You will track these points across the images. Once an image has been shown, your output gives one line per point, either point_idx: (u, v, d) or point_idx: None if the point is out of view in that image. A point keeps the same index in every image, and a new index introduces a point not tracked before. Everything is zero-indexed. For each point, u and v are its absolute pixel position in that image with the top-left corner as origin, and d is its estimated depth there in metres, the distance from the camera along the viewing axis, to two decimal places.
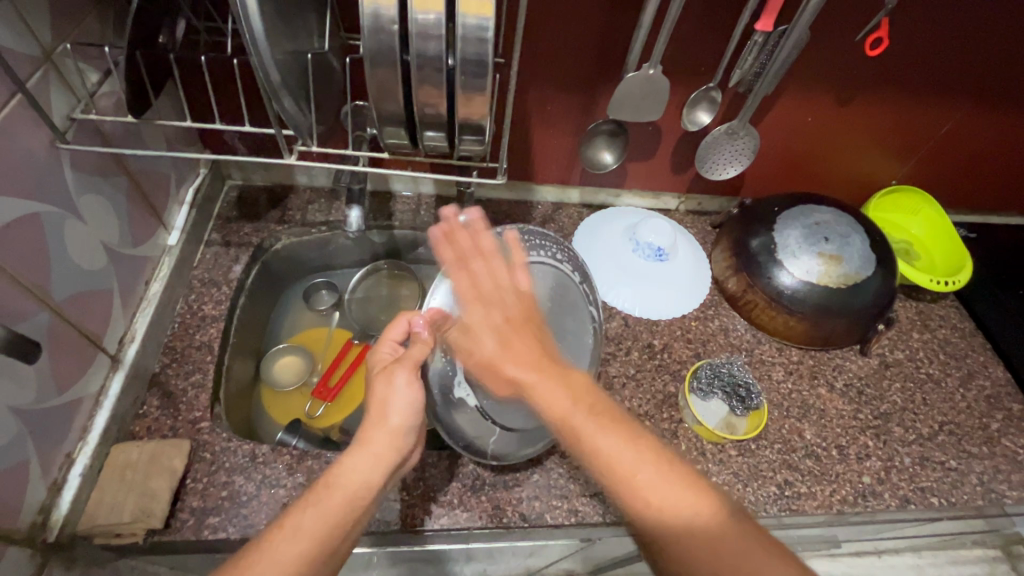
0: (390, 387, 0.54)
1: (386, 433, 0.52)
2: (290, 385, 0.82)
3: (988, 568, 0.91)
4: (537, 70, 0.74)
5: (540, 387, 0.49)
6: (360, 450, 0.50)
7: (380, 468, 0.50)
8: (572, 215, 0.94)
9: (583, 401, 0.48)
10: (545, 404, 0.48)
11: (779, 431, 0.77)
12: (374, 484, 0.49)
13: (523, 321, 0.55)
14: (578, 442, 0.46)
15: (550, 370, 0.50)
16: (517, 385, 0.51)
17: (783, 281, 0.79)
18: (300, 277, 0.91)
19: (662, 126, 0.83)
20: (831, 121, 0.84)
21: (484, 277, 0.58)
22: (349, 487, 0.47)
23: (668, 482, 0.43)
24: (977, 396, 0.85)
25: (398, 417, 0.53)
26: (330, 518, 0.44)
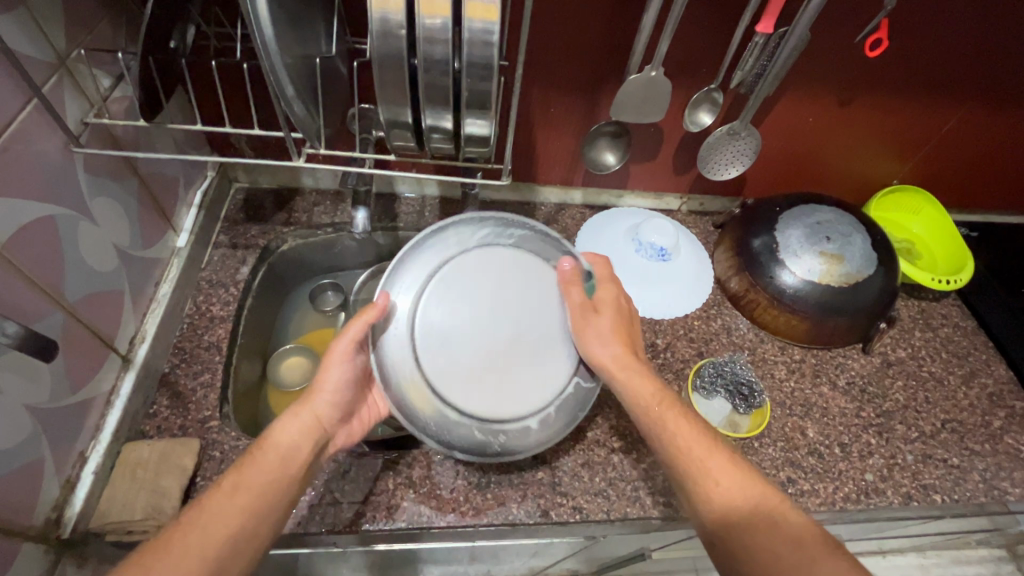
0: (328, 366, 0.56)
1: (314, 410, 0.55)
2: (296, 386, 0.82)
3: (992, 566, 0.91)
4: (540, 73, 0.75)
5: (654, 403, 0.56)
6: (291, 420, 0.54)
7: (309, 436, 0.54)
8: (575, 215, 0.95)
9: (665, 395, 0.57)
10: (632, 391, 0.57)
11: (782, 429, 0.78)
12: (302, 453, 0.52)
13: (634, 348, 0.60)
14: (667, 433, 0.54)
15: (661, 392, 0.57)
16: (630, 397, 0.57)
17: (785, 280, 0.80)
18: (307, 278, 0.92)
19: (664, 128, 0.84)
20: (831, 121, 0.85)
21: (625, 305, 0.63)
22: (277, 454, 0.51)
23: (733, 477, 0.51)
24: (979, 394, 0.85)
25: (327, 395, 0.56)
26: (257, 482, 0.49)
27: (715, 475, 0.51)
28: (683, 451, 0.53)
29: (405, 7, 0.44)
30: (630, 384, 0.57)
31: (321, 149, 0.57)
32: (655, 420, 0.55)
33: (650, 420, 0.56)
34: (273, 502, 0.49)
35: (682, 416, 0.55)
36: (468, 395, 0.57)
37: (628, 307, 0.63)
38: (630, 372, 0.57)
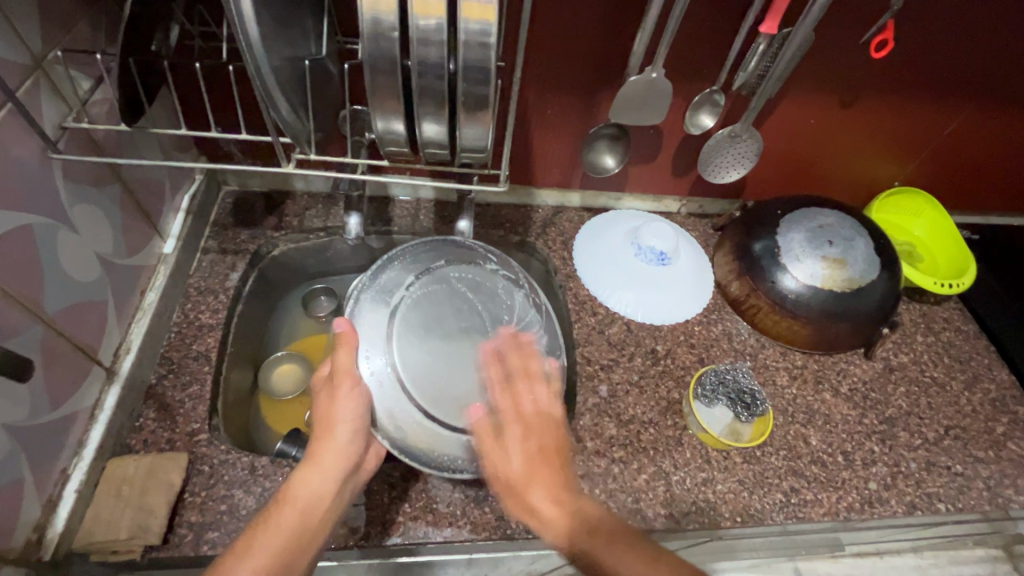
0: (335, 403, 0.57)
1: (332, 450, 0.55)
2: (289, 394, 0.80)
3: None
4: (538, 74, 0.73)
5: (558, 516, 0.51)
6: (312, 465, 0.54)
7: (332, 477, 0.54)
8: (573, 218, 0.93)
9: (585, 520, 0.50)
10: (545, 527, 0.51)
11: (784, 437, 0.77)
12: (326, 494, 0.54)
13: (556, 458, 0.56)
14: (559, 536, 0.50)
15: (569, 501, 0.52)
16: (526, 502, 0.53)
17: (787, 285, 0.79)
18: (299, 283, 0.89)
19: (664, 130, 0.82)
20: (834, 123, 0.84)
21: (536, 403, 0.59)
22: (299, 500, 0.52)
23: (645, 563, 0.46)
24: (982, 399, 0.84)
25: (343, 433, 0.56)
26: (281, 532, 0.50)
27: None
28: (586, 552, 0.48)
29: (398, 7, 0.42)
30: (535, 486, 0.53)
31: (312, 155, 0.55)
32: (553, 526, 0.51)
33: (550, 524, 0.51)
34: (301, 545, 0.51)
35: (579, 507, 0.51)
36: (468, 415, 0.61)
37: (542, 408, 0.59)
38: (525, 477, 0.54)
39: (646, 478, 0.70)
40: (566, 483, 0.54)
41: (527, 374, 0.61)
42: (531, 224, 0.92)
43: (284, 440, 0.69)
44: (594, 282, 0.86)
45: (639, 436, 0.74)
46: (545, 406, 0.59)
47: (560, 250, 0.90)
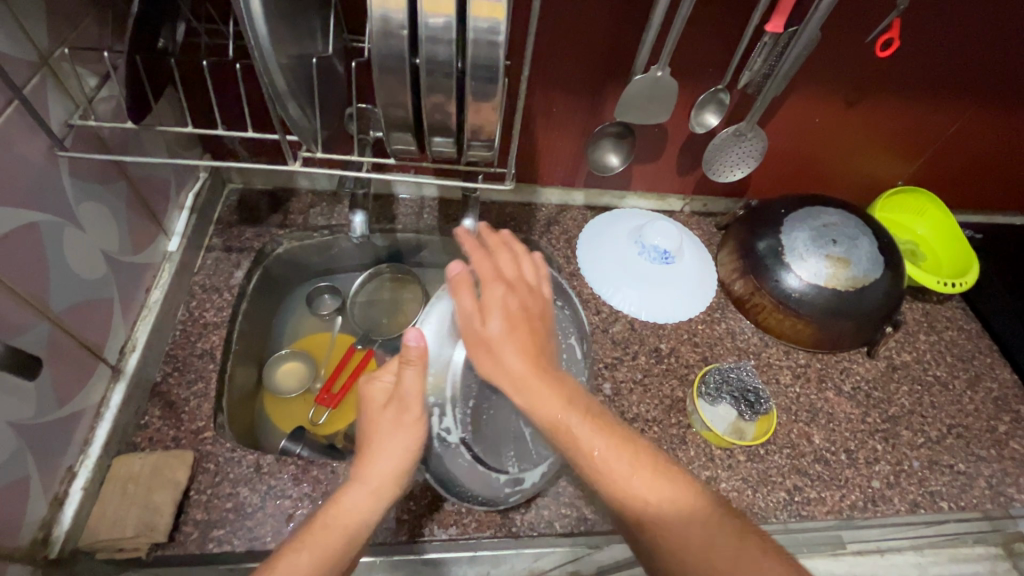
0: (398, 426, 0.53)
1: (384, 474, 0.52)
2: (293, 392, 0.81)
3: None
4: (543, 72, 0.73)
5: (530, 382, 0.49)
6: (360, 486, 0.51)
7: (376, 508, 0.50)
8: (576, 217, 0.93)
9: (575, 404, 0.49)
10: (538, 408, 0.49)
11: (787, 435, 0.77)
12: (372, 519, 0.50)
13: (529, 325, 0.54)
14: (543, 411, 0.48)
15: (542, 371, 0.50)
16: (512, 379, 0.50)
17: (790, 283, 0.79)
18: (302, 281, 0.90)
19: (668, 129, 0.82)
20: (838, 122, 0.84)
21: (506, 265, 0.58)
22: (344, 524, 0.48)
23: (645, 472, 0.45)
24: (985, 398, 0.84)
25: (398, 458, 0.52)
26: (322, 554, 0.46)
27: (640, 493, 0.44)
28: (567, 433, 0.47)
29: (407, 5, 0.42)
30: (515, 343, 0.52)
31: (319, 153, 0.55)
32: (534, 395, 0.49)
33: (540, 395, 0.49)
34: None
35: (568, 398, 0.49)
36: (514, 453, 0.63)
37: (517, 270, 0.58)
38: (511, 351, 0.51)
39: None
40: (548, 363, 0.52)
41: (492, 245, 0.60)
42: (534, 222, 0.92)
43: (289, 437, 0.69)
44: (597, 280, 0.87)
45: (642, 434, 0.74)
46: (521, 269, 0.59)
47: (564, 248, 0.90)
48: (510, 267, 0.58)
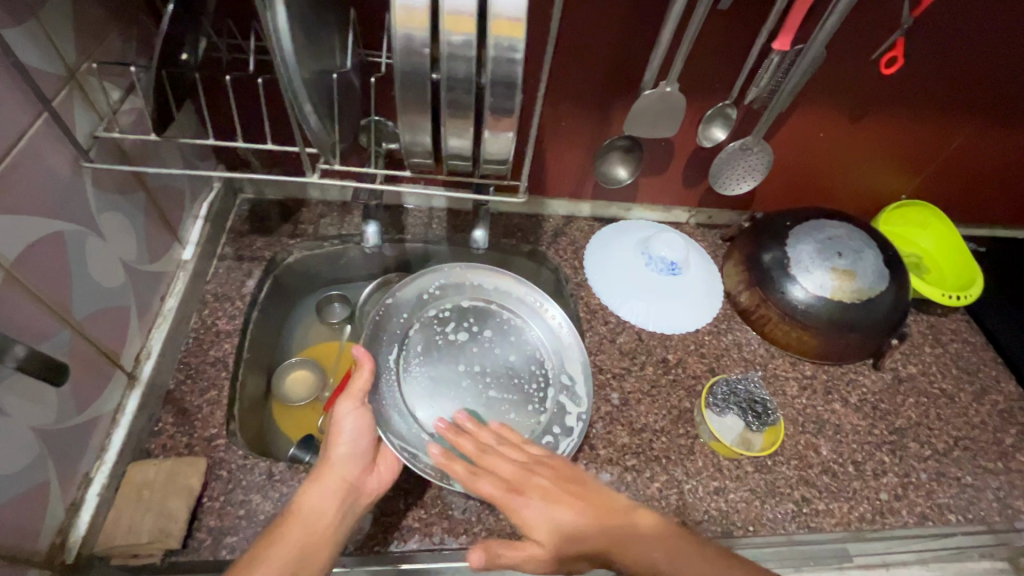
0: (341, 419, 0.61)
1: (335, 465, 0.58)
2: (303, 400, 0.86)
3: None
4: (553, 87, 0.74)
5: (610, 540, 0.51)
6: (314, 485, 0.56)
7: (334, 495, 0.56)
8: (583, 228, 0.95)
9: (665, 535, 0.51)
10: (630, 560, 0.50)
11: (794, 447, 0.77)
12: (329, 514, 0.55)
13: (559, 489, 0.55)
14: (642, 568, 0.50)
15: (603, 513, 0.53)
16: (590, 556, 0.51)
17: (796, 295, 0.80)
18: (313, 289, 0.95)
19: (676, 143, 0.83)
20: (841, 136, 0.85)
21: (506, 470, 0.57)
22: (305, 515, 0.54)
23: (687, 554, 0.50)
24: (991, 410, 0.85)
25: (344, 449, 0.60)
26: (295, 541, 0.52)
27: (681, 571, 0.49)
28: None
29: (429, 23, 0.43)
30: (563, 532, 0.52)
31: (337, 165, 0.56)
32: (623, 546, 0.51)
33: (616, 538, 0.51)
34: (316, 549, 0.53)
35: (620, 524, 0.52)
36: (471, 304, 0.80)
37: (512, 476, 0.56)
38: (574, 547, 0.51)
39: (659, 486, 0.71)
40: (619, 512, 0.53)
41: (492, 452, 0.60)
42: (542, 233, 0.94)
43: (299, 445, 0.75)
44: (604, 290, 0.88)
45: (651, 445, 0.74)
46: (515, 475, 0.56)
47: (571, 259, 0.91)
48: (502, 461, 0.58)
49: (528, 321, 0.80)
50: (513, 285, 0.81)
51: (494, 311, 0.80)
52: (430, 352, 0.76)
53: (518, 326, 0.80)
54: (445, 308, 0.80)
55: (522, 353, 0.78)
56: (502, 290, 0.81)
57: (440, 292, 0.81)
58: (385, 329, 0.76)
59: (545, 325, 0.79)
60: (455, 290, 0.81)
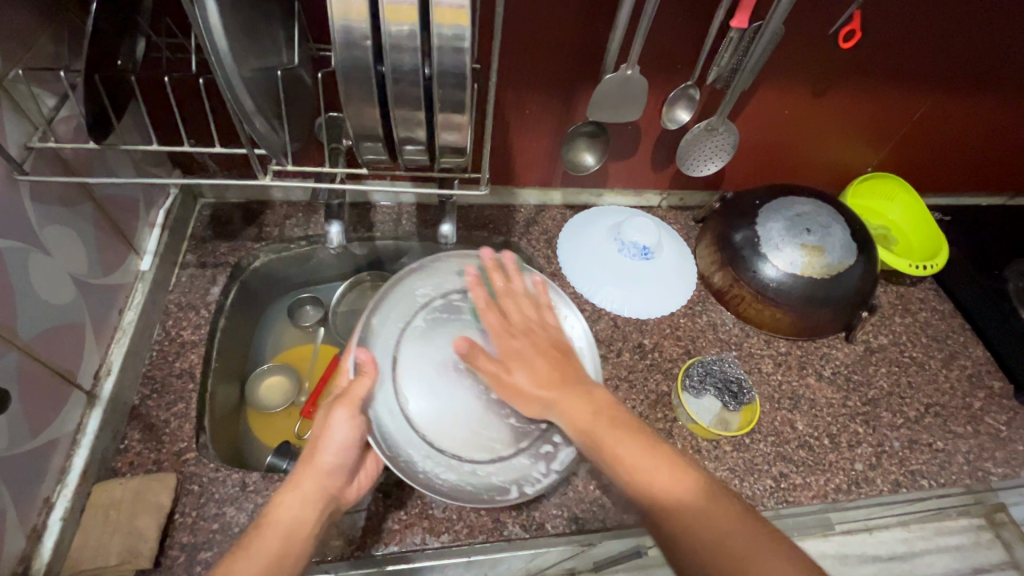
0: (330, 426, 0.54)
1: (317, 472, 0.53)
2: (278, 406, 0.84)
3: (974, 537, 0.91)
4: (513, 75, 0.73)
5: (562, 398, 0.55)
6: (291, 491, 0.51)
7: (313, 505, 0.52)
8: (555, 217, 0.94)
9: (609, 413, 0.54)
10: (568, 417, 0.54)
11: (771, 423, 0.78)
12: (308, 521, 0.51)
13: (549, 349, 0.58)
14: (577, 426, 0.53)
15: (568, 383, 0.56)
16: (542, 402, 0.56)
17: (768, 273, 0.81)
18: (285, 292, 0.93)
19: (641, 126, 0.83)
20: (806, 113, 0.85)
21: (516, 317, 0.60)
22: (282, 526, 0.49)
23: (625, 438, 0.51)
24: (959, 375, 0.87)
25: (331, 455, 0.53)
26: (268, 556, 0.47)
27: (610, 444, 0.51)
28: (594, 438, 0.52)
29: (369, 15, 0.41)
30: (530, 383, 0.56)
31: (289, 165, 0.54)
32: (571, 405, 0.54)
33: (569, 403, 0.54)
34: (294, 562, 0.48)
35: (575, 396, 0.55)
36: None
37: (522, 319, 0.60)
38: (530, 386, 0.56)
39: None
40: (577, 378, 0.57)
41: (511, 295, 0.62)
42: (513, 224, 0.93)
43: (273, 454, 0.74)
44: (578, 278, 0.87)
45: None
46: (525, 317, 0.60)
47: (544, 249, 0.91)
48: (521, 308, 0.61)
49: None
50: (521, 269, 0.69)
51: (516, 304, 0.70)
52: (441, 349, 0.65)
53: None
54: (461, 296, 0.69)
55: None
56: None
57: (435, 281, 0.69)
58: (380, 322, 0.64)
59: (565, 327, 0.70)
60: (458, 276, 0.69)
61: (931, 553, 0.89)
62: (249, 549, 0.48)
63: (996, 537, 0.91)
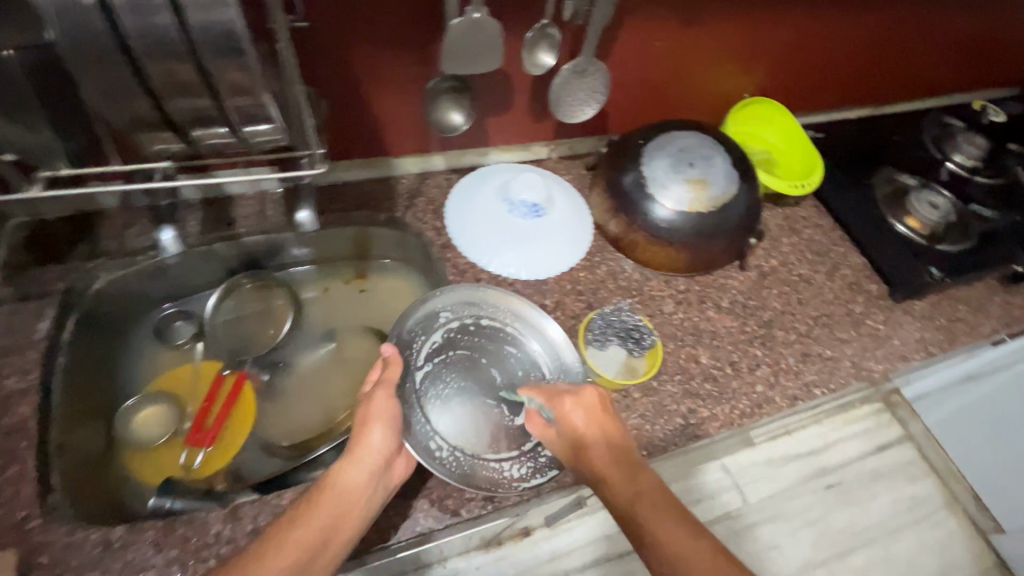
0: (379, 405, 0.61)
1: (368, 446, 0.59)
2: (158, 440, 0.75)
3: (876, 421, 1.02)
4: (351, 28, 0.64)
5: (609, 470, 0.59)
6: (349, 460, 0.58)
7: (368, 474, 0.58)
8: (440, 183, 0.88)
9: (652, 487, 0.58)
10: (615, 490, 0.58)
11: (676, 362, 0.79)
12: (363, 488, 0.57)
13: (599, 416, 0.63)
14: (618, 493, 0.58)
15: (617, 451, 0.61)
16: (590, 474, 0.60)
17: (659, 215, 0.80)
18: (146, 312, 0.81)
19: (509, 75, 0.77)
20: (677, 44, 0.82)
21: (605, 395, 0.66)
22: (339, 489, 0.57)
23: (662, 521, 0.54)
24: (842, 284, 0.91)
25: (378, 432, 0.60)
26: (325, 514, 0.55)
27: (647, 521, 0.54)
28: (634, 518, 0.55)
29: None
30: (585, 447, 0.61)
31: None
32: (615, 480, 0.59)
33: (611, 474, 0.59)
34: (347, 525, 0.56)
35: (629, 468, 0.59)
36: (488, 318, 0.76)
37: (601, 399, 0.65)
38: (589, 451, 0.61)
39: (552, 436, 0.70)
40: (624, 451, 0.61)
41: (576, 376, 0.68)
42: (396, 198, 0.85)
43: (158, 494, 0.69)
44: (471, 248, 0.82)
45: None
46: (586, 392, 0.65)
47: (431, 220, 0.85)
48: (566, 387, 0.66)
49: (542, 346, 0.75)
50: (519, 303, 0.76)
51: (514, 332, 0.76)
52: (449, 369, 0.71)
53: (529, 351, 0.75)
54: (465, 323, 0.75)
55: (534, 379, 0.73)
56: (514, 310, 0.76)
57: (452, 304, 0.75)
58: (406, 333, 0.71)
59: (551, 352, 0.74)
60: (471, 300, 0.76)
61: (845, 441, 0.99)
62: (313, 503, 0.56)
63: (893, 416, 1.04)
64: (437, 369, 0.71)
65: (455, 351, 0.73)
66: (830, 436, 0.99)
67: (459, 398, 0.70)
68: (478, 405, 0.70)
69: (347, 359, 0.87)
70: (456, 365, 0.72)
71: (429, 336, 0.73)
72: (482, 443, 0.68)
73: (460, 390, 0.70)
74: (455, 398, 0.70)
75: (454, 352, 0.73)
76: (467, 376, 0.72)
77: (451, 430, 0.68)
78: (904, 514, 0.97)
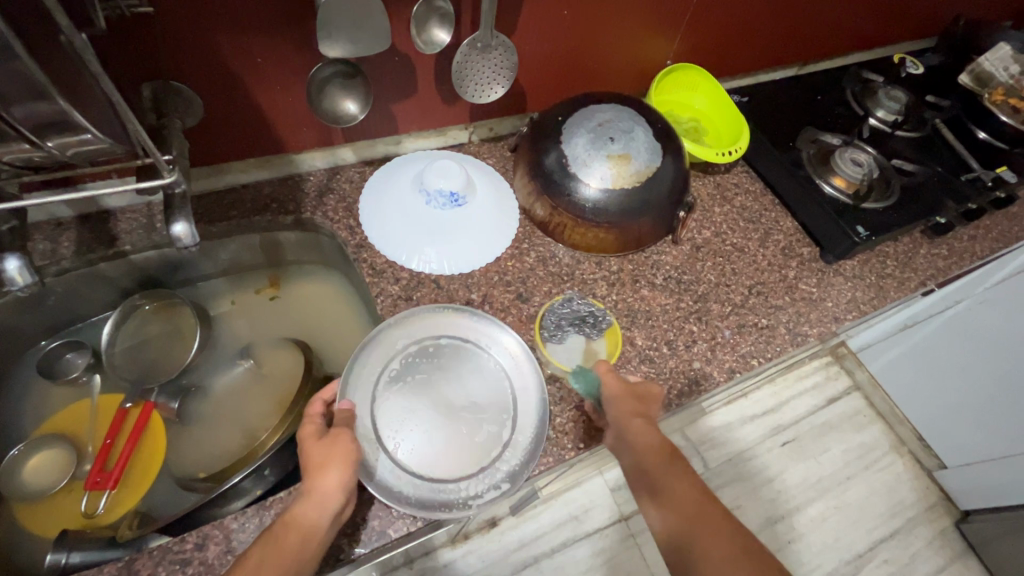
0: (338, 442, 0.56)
1: (327, 484, 0.53)
2: (52, 487, 0.68)
3: (824, 373, 1.17)
4: (210, 15, 0.57)
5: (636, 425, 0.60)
6: (306, 500, 0.53)
7: (323, 513, 0.53)
8: (351, 178, 0.81)
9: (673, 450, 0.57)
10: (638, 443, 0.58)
11: (612, 346, 0.76)
12: (320, 529, 0.52)
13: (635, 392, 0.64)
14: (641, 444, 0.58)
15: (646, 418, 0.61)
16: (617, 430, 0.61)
17: (585, 194, 0.75)
18: (28, 349, 0.73)
19: (408, 56, 0.71)
20: (585, 13, 0.78)
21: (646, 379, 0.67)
22: (296, 532, 0.51)
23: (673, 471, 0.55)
24: (774, 250, 0.91)
25: (336, 471, 0.54)
26: (282, 559, 0.50)
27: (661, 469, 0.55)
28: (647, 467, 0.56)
29: None
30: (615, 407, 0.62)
31: None
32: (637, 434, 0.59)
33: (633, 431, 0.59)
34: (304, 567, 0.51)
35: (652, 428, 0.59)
36: (442, 337, 0.71)
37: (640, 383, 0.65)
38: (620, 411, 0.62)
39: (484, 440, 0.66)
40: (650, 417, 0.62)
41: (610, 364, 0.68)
42: (302, 197, 0.78)
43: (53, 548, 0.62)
44: (387, 246, 0.77)
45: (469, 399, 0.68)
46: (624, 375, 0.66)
47: (344, 218, 0.78)
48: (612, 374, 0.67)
49: (501, 359, 0.71)
50: (472, 318, 0.73)
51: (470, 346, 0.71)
52: (405, 397, 0.66)
53: (489, 364, 0.71)
54: (419, 345, 0.70)
55: (496, 393, 0.69)
56: (469, 324, 0.72)
57: (404, 328, 0.71)
58: (357, 365, 0.66)
59: (510, 360, 0.71)
60: (422, 321, 0.71)
61: (797, 398, 1.12)
62: (267, 548, 0.51)
63: (840, 368, 1.17)
64: (393, 399, 0.66)
65: (411, 376, 0.68)
66: (780, 394, 1.12)
67: (417, 424, 0.65)
68: (438, 428, 0.65)
69: (268, 376, 0.81)
70: (412, 390, 0.67)
71: (381, 365, 0.68)
72: (444, 468, 0.63)
73: (416, 416, 0.65)
74: (413, 426, 0.65)
75: (409, 376, 0.68)
76: (425, 400, 0.67)
77: (412, 460, 0.63)
78: (854, 461, 1.09)
